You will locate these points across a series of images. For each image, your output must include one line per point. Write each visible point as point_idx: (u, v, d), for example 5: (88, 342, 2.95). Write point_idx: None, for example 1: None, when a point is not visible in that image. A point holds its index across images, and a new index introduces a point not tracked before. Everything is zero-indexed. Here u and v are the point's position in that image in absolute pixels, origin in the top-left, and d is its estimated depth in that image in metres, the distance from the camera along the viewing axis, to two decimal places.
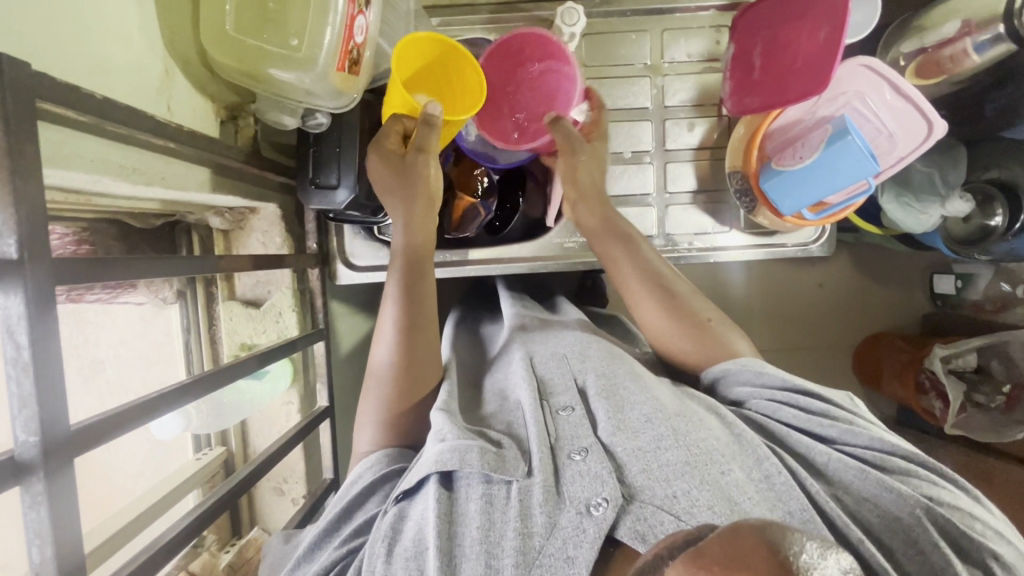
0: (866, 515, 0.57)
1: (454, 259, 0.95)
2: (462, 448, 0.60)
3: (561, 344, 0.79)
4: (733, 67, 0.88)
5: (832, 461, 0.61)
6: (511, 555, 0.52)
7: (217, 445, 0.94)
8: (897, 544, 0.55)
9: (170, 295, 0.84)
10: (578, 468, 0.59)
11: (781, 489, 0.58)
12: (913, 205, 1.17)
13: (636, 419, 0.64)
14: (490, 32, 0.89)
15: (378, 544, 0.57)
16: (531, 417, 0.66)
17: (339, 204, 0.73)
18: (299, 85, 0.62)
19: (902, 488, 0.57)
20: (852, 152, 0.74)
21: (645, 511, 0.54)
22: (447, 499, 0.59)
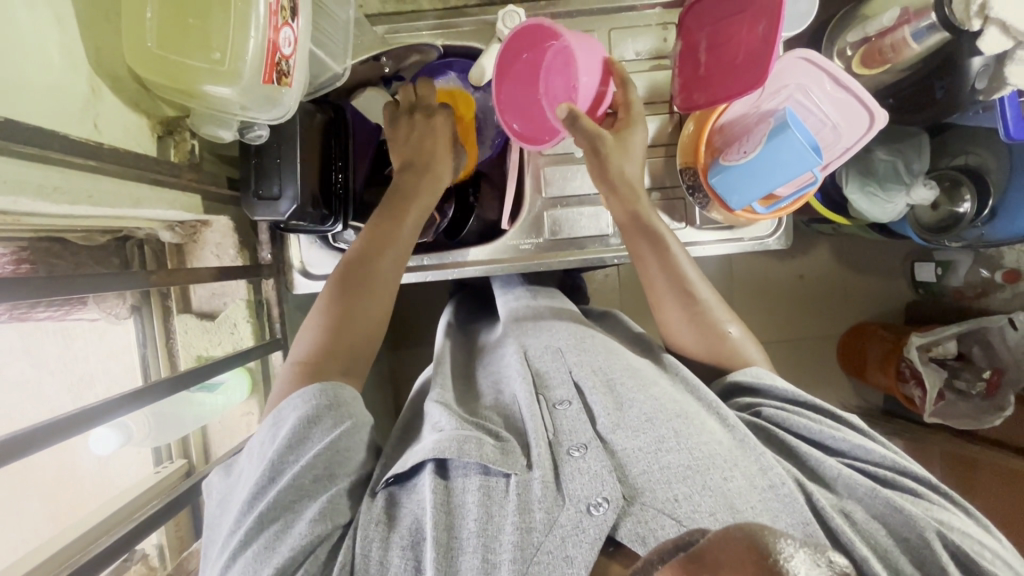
0: (873, 533, 0.56)
1: (418, 265, 0.96)
2: (460, 438, 0.61)
3: (556, 337, 0.79)
4: (681, 64, 0.88)
5: (842, 474, 0.61)
6: (509, 550, 0.53)
7: (177, 458, 0.93)
8: (906, 561, 0.54)
9: (123, 311, 0.84)
10: (577, 466, 0.59)
11: (785, 495, 0.57)
12: (878, 195, 1.17)
13: (635, 416, 0.64)
14: (437, 37, 0.90)
15: (375, 527, 0.56)
16: (527, 412, 0.67)
17: (282, 214, 0.73)
18: (231, 99, 0.63)
19: (913, 511, 0.56)
20: (794, 146, 0.75)
21: (646, 513, 0.55)
22: (444, 491, 0.59)
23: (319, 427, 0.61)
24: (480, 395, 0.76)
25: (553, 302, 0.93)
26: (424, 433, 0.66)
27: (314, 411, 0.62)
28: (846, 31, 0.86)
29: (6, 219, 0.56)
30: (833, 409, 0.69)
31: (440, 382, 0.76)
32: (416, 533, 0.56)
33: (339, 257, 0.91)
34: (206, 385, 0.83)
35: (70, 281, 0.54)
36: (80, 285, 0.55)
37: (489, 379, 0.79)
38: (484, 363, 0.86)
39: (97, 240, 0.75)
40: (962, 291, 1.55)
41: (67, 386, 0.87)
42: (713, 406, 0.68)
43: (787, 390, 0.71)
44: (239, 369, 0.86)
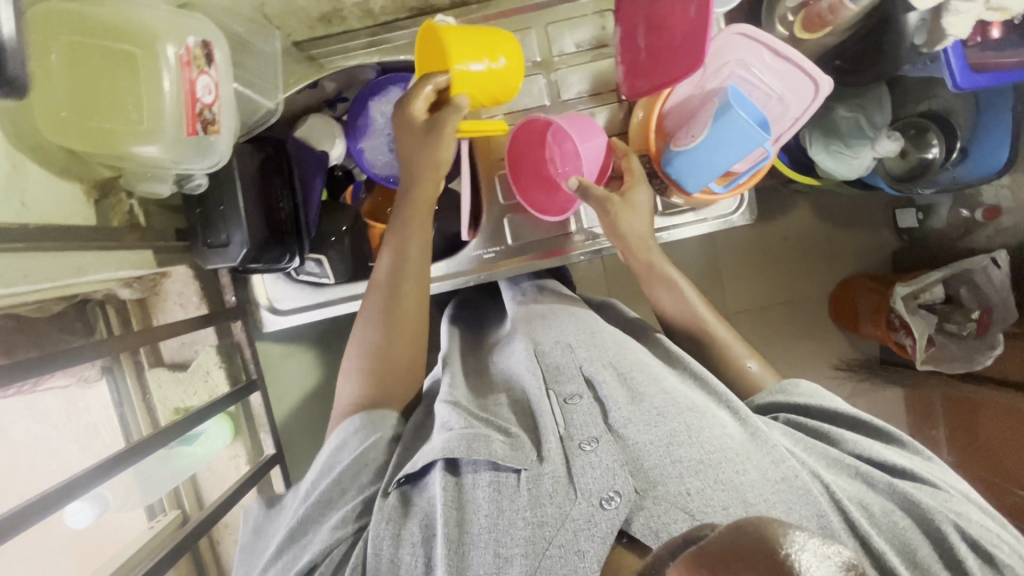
0: (891, 526, 0.59)
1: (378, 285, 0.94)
2: (468, 436, 0.61)
3: (566, 332, 0.76)
4: (622, 51, 0.86)
5: (860, 473, 0.63)
6: (520, 545, 0.55)
7: (171, 509, 0.90)
8: (925, 555, 0.56)
9: (94, 373, 0.83)
10: (588, 460, 0.60)
11: (798, 487, 0.59)
12: (844, 151, 1.17)
13: (650, 408, 0.64)
14: (370, 55, 0.87)
15: (385, 526, 0.58)
16: (540, 406, 0.66)
17: (233, 260, 0.73)
18: (159, 158, 0.62)
19: (930, 505, 0.58)
20: (739, 125, 0.74)
21: (659, 507, 0.56)
22: (453, 488, 0.60)
23: (349, 447, 0.67)
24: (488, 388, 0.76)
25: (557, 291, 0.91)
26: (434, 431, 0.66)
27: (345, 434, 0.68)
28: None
29: None
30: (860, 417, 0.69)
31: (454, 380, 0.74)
32: (429, 528, 0.58)
33: (303, 289, 0.91)
34: (184, 437, 0.83)
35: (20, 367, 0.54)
36: (31, 369, 0.55)
37: (494, 375, 0.78)
38: (495, 358, 0.82)
39: (52, 309, 0.74)
40: (946, 233, 1.54)
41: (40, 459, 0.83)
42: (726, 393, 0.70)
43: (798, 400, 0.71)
44: (218, 417, 0.86)
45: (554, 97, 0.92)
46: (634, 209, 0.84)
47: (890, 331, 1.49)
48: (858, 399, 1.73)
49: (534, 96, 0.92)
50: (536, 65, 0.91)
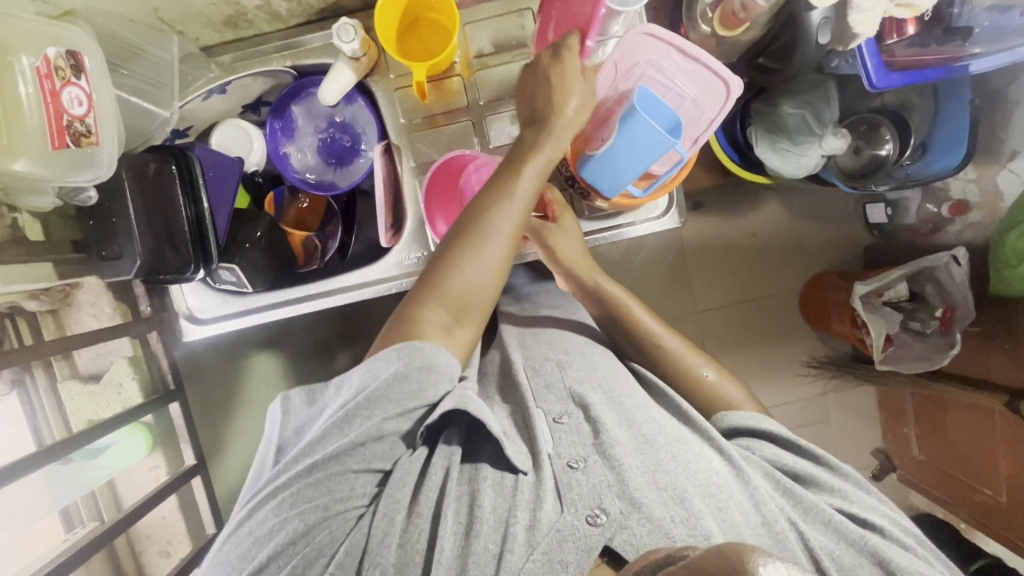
0: (858, 574, 0.60)
1: (296, 293, 0.90)
2: (480, 420, 0.63)
3: (552, 349, 0.83)
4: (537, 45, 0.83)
5: (836, 520, 0.63)
6: (516, 549, 0.56)
7: (90, 522, 0.87)
8: None
9: (2, 385, 0.81)
10: (576, 478, 0.61)
11: (776, 531, 0.60)
12: (790, 150, 1.15)
13: (645, 431, 0.68)
14: (286, 58, 0.86)
15: (395, 505, 0.60)
16: (532, 428, 0.69)
17: (128, 273, 0.72)
18: (36, 176, 0.60)
19: (897, 562, 0.59)
20: (645, 128, 0.71)
21: (643, 526, 0.57)
22: (462, 476, 0.63)
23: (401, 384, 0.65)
24: (497, 401, 0.78)
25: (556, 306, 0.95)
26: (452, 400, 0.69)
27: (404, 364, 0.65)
28: None
29: None
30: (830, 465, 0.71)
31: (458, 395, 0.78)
32: (436, 514, 0.59)
33: (223, 298, 0.90)
34: (89, 449, 0.81)
35: None
36: None
37: (486, 397, 0.79)
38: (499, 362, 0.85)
39: None
40: (915, 229, 1.48)
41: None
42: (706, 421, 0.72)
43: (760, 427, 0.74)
44: (129, 427, 0.85)
45: (474, 100, 0.90)
46: (567, 232, 0.88)
47: (855, 328, 1.45)
48: (830, 398, 1.68)
49: (453, 99, 0.90)
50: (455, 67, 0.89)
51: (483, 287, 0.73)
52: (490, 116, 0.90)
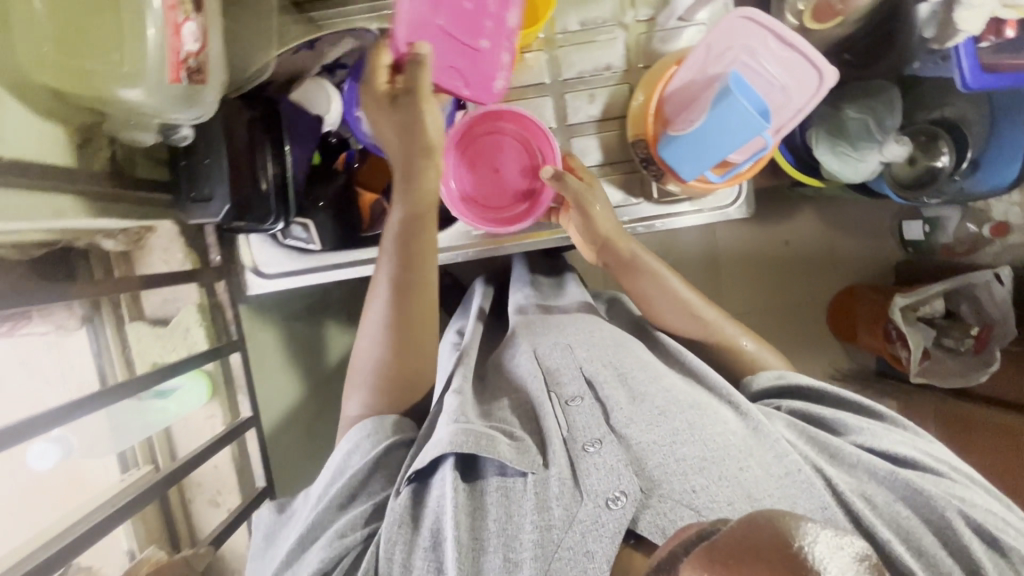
0: (895, 514, 0.60)
1: (363, 257, 0.89)
2: (473, 431, 0.63)
3: (564, 334, 0.79)
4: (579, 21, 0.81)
5: (862, 460, 0.64)
6: (530, 547, 0.57)
7: (145, 464, 0.89)
8: (928, 538, 0.58)
9: (73, 321, 0.82)
10: (593, 461, 0.62)
11: (801, 480, 0.60)
12: (850, 154, 1.14)
13: (656, 407, 0.67)
14: (372, 20, 0.87)
15: (397, 529, 0.60)
16: (544, 411, 0.69)
17: (215, 216, 0.73)
18: (145, 102, 0.61)
19: (931, 491, 0.59)
20: (738, 111, 0.73)
21: (664, 505, 0.58)
22: (466, 491, 0.62)
23: (357, 454, 0.68)
24: (502, 390, 0.76)
25: (562, 298, 0.93)
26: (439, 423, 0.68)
27: (354, 441, 0.69)
28: None
29: None
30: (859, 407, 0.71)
31: (465, 375, 0.77)
32: (438, 533, 0.59)
33: (290, 253, 0.89)
34: (157, 390, 0.82)
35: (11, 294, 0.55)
36: None
37: (498, 381, 0.79)
38: (501, 357, 0.83)
39: (33, 254, 0.74)
40: (952, 248, 1.44)
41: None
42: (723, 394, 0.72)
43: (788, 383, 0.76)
44: (193, 372, 0.85)
45: (554, 76, 0.90)
46: (605, 207, 0.85)
47: (887, 342, 1.45)
48: None
49: (533, 73, 0.90)
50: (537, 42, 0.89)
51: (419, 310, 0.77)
52: (569, 93, 0.91)
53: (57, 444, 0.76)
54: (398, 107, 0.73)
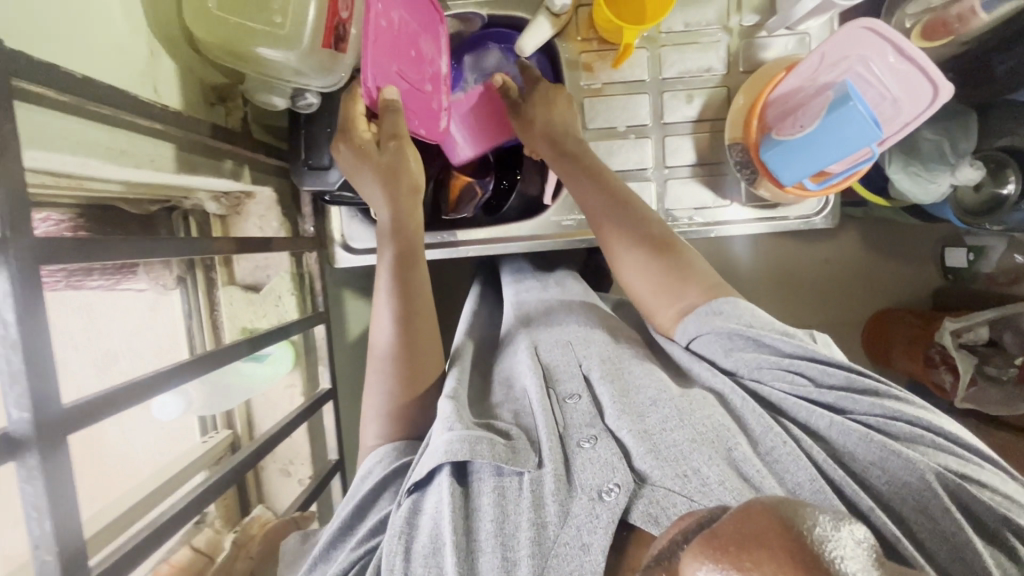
0: (875, 484, 0.54)
1: (443, 238, 0.94)
2: (472, 438, 0.55)
3: (566, 331, 0.74)
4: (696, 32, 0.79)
5: (839, 431, 0.57)
6: (526, 546, 0.49)
7: (223, 429, 0.94)
8: (908, 509, 0.52)
9: (170, 280, 0.85)
10: (587, 456, 0.55)
11: (782, 455, 0.55)
12: (921, 174, 1.11)
13: (643, 399, 0.60)
14: (482, 6, 0.88)
15: (394, 541, 0.52)
16: (536, 405, 0.62)
17: (332, 184, 0.74)
18: (286, 64, 0.62)
19: (911, 454, 0.53)
20: (856, 118, 0.73)
21: (658, 494, 0.50)
22: (461, 496, 0.54)
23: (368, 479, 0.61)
24: (498, 393, 0.69)
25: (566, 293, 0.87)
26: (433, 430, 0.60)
27: (365, 465, 0.62)
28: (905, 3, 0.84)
29: (67, 182, 0.56)
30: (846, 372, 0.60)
31: (460, 376, 0.68)
32: (435, 539, 0.51)
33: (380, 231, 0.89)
34: (255, 354, 0.82)
35: (167, 243, 0.53)
36: (144, 246, 0.49)
37: (495, 380, 0.72)
38: (500, 361, 0.76)
39: (147, 209, 0.75)
40: (994, 278, 1.32)
41: (91, 361, 0.81)
42: (737, 357, 0.63)
43: (764, 341, 0.62)
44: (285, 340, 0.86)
45: (654, 74, 0.91)
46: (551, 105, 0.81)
47: (927, 367, 1.30)
48: None
49: (634, 69, 0.91)
50: (641, 39, 0.90)
51: (423, 304, 0.69)
52: (667, 92, 0.91)
53: (178, 396, 0.73)
54: (382, 153, 0.69)
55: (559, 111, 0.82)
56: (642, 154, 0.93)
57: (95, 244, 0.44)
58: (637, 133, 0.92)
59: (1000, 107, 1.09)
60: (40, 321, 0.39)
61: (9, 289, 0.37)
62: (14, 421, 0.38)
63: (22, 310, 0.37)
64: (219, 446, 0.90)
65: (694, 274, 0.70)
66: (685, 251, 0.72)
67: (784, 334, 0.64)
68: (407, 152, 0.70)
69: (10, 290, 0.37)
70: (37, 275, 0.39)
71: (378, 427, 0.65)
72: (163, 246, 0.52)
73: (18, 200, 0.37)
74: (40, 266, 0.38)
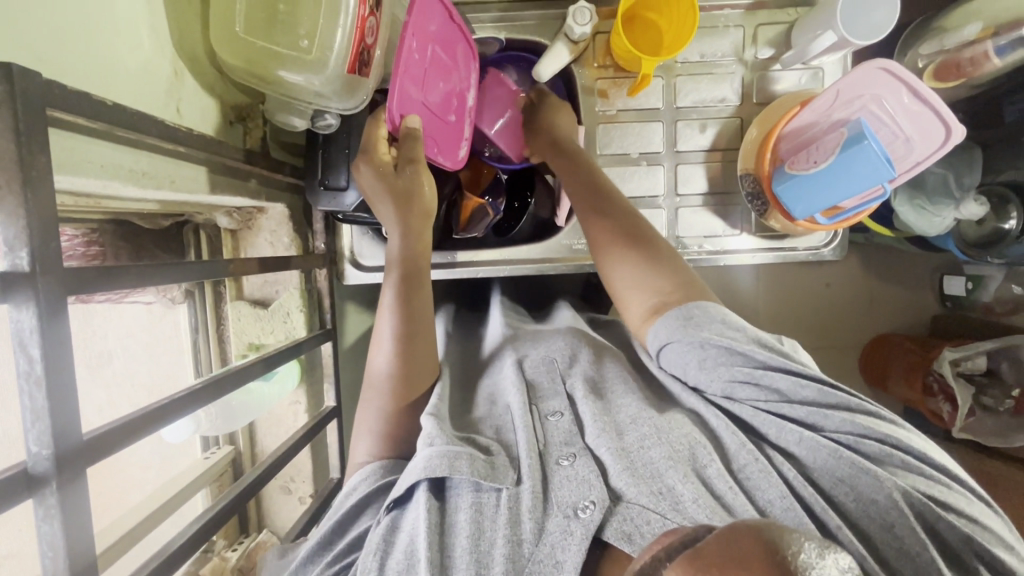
0: (843, 501, 0.54)
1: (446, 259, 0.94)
2: (451, 454, 0.55)
3: (551, 348, 0.73)
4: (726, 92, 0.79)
5: (809, 448, 0.56)
6: (500, 563, 0.48)
7: (225, 445, 0.93)
8: (873, 526, 0.51)
9: (178, 295, 0.86)
10: (565, 474, 0.55)
11: (754, 472, 0.55)
12: (925, 206, 1.11)
13: (623, 418, 0.60)
14: (500, 30, 0.88)
15: (370, 558, 0.52)
16: (520, 425, 0.61)
17: (347, 207, 0.72)
18: (308, 88, 0.62)
19: (879, 471, 0.53)
20: (869, 156, 0.72)
21: (632, 510, 0.50)
22: (437, 511, 0.54)
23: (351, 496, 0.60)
24: (480, 407, 0.69)
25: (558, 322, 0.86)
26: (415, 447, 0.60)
27: (351, 484, 0.61)
28: (919, 42, 0.86)
29: (84, 201, 0.55)
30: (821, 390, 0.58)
31: (443, 391, 0.68)
32: (410, 560, 0.50)
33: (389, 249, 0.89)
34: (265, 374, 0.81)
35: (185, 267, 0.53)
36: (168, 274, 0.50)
37: (478, 396, 0.72)
38: (483, 377, 0.76)
39: (158, 223, 0.75)
40: (991, 307, 1.33)
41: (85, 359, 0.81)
42: (718, 371, 0.60)
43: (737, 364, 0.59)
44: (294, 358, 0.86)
45: (669, 102, 0.91)
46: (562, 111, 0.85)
47: (925, 395, 1.30)
48: None
49: (649, 97, 0.91)
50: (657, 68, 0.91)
51: (422, 319, 0.68)
52: (681, 121, 0.92)
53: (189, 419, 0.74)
54: (398, 177, 0.68)
55: (560, 120, 0.84)
56: (654, 181, 0.93)
57: (120, 271, 0.44)
58: (650, 160, 0.93)
59: (1006, 144, 1.11)
60: (65, 351, 0.38)
61: (35, 323, 0.37)
62: (32, 456, 0.38)
63: (48, 344, 0.37)
64: (221, 462, 0.90)
65: (663, 278, 0.67)
66: (658, 251, 0.70)
67: (766, 346, 0.61)
68: (423, 177, 0.70)
69: (37, 323, 0.37)
70: (63, 307, 0.38)
71: (368, 445, 0.64)
72: (182, 270, 0.52)
73: (48, 232, 0.37)
74: (66, 298, 0.38)
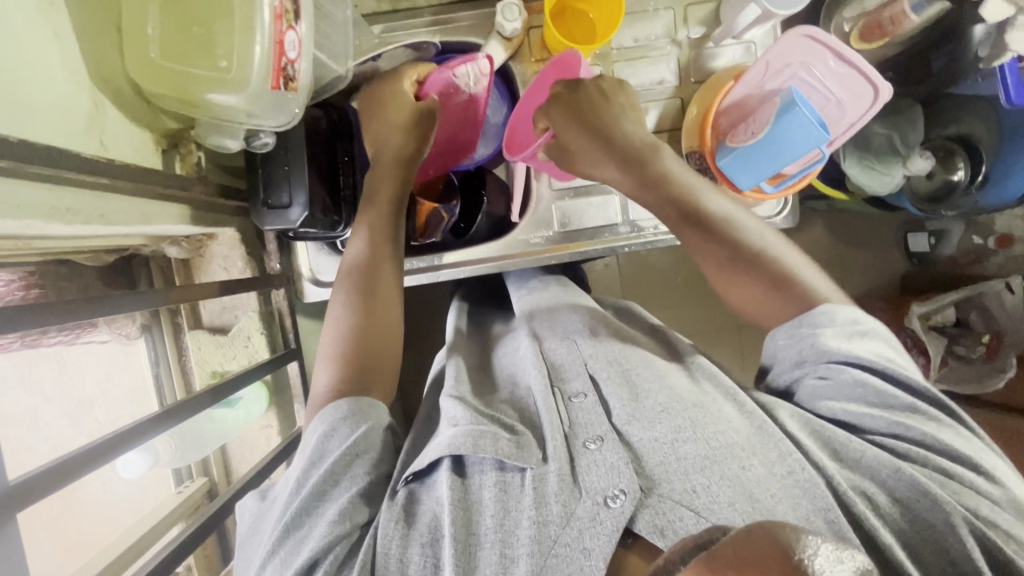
0: (892, 516, 0.51)
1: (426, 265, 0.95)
2: (475, 433, 0.55)
3: (565, 328, 0.73)
4: (738, 86, 0.81)
5: (867, 455, 0.53)
6: (526, 544, 0.49)
7: (198, 477, 0.95)
8: (926, 550, 0.49)
9: (134, 330, 0.86)
10: (592, 458, 0.54)
11: (805, 481, 0.51)
12: (874, 167, 1.08)
13: (652, 406, 0.59)
14: (433, 34, 0.87)
15: (393, 525, 0.51)
16: (542, 405, 0.61)
17: (294, 222, 0.72)
18: (238, 108, 0.62)
19: (941, 495, 0.50)
20: (802, 123, 0.74)
21: (664, 505, 0.50)
22: (461, 490, 0.54)
23: (336, 439, 0.57)
24: (502, 386, 0.69)
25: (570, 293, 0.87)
26: (439, 428, 0.61)
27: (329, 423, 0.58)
28: (843, 7, 0.88)
29: (13, 246, 0.56)
30: (887, 391, 0.56)
31: (457, 372, 0.70)
32: (437, 530, 0.52)
33: None
34: (226, 400, 0.81)
35: (123, 300, 0.53)
36: (89, 308, 0.49)
37: (497, 375, 0.73)
38: (499, 352, 0.79)
39: (105, 260, 0.75)
40: (955, 260, 1.31)
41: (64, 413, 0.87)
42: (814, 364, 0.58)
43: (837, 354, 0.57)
44: (256, 382, 0.86)
45: None
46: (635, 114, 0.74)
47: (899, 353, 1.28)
48: None
49: None
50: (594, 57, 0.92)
51: (383, 293, 0.70)
52: None
53: (144, 453, 0.75)
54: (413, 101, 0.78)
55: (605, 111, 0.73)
56: None
57: (40, 307, 0.44)
58: None
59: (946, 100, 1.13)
60: None
61: None
62: None
63: None
64: (195, 495, 0.91)
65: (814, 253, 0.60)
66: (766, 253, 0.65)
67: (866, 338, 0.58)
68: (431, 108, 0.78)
69: None
70: None
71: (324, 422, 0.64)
72: (119, 303, 0.52)
73: None
74: None
